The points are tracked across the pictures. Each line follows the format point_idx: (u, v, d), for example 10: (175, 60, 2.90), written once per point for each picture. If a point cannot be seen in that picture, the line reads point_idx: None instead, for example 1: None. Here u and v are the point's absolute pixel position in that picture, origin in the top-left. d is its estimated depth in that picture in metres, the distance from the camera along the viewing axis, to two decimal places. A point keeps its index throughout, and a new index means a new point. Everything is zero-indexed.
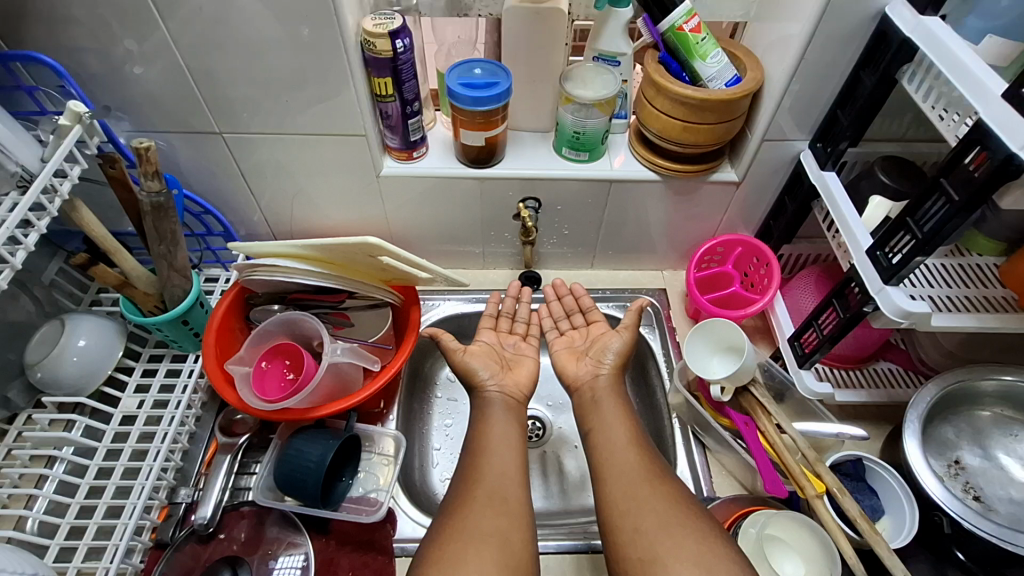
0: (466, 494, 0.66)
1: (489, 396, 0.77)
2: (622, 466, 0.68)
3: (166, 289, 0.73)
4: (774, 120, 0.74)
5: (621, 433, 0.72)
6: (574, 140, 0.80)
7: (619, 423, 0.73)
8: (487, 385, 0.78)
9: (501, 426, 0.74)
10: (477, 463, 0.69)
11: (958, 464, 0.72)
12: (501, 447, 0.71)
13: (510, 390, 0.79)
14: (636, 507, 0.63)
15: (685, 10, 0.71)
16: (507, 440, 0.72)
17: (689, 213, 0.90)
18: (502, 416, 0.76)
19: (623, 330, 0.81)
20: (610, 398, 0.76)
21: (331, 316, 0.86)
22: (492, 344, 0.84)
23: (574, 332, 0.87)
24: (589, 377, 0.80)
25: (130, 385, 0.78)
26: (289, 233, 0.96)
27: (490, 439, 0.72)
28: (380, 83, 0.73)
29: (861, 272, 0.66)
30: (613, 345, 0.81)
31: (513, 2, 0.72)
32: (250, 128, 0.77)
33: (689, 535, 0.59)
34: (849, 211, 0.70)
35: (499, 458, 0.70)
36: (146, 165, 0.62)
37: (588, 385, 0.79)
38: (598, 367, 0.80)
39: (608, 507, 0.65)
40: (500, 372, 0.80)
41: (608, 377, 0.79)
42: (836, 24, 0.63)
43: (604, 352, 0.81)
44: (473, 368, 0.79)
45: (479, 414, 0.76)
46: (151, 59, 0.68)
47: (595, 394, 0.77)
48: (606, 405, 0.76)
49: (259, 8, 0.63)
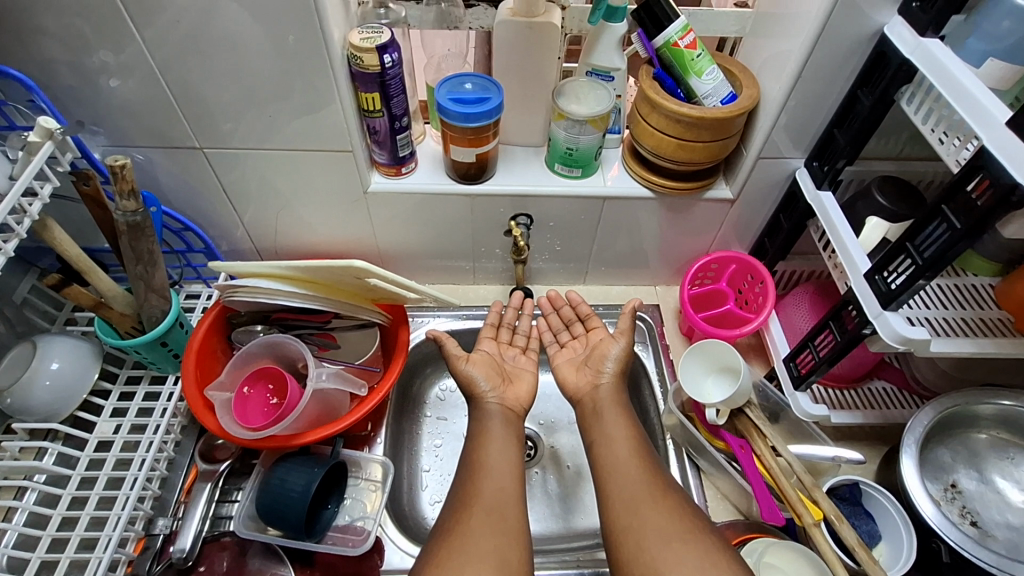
0: (464, 512, 0.65)
1: (488, 407, 0.77)
2: (625, 480, 0.67)
3: (144, 309, 0.73)
4: (770, 137, 0.73)
5: (623, 446, 0.71)
6: (567, 156, 0.79)
7: (621, 435, 0.72)
8: (487, 397, 0.78)
9: (498, 443, 0.73)
10: (474, 481, 0.69)
11: (955, 488, 0.71)
12: (500, 462, 0.71)
13: (509, 403, 0.79)
14: (639, 522, 0.62)
15: (680, 26, 0.69)
16: (505, 458, 0.72)
17: (683, 229, 0.88)
18: (501, 430, 0.75)
19: (620, 335, 0.81)
20: (611, 408, 0.76)
21: (316, 336, 0.81)
22: (493, 354, 0.83)
23: (574, 343, 0.86)
24: (588, 387, 0.79)
25: (107, 409, 0.77)
26: (273, 250, 0.93)
27: (487, 453, 0.72)
28: (368, 98, 0.70)
29: (859, 296, 0.64)
30: (612, 352, 0.80)
31: (505, 15, 0.70)
32: (231, 143, 0.74)
33: (693, 551, 0.58)
34: (847, 233, 0.68)
35: (494, 475, 0.69)
36: (122, 184, 0.62)
37: (589, 395, 0.78)
38: (598, 376, 0.79)
39: (611, 522, 0.64)
40: (500, 384, 0.80)
41: (608, 386, 0.78)
42: (832, 41, 0.62)
43: (604, 360, 0.80)
44: (473, 379, 0.79)
45: (478, 426, 0.76)
46: (128, 71, 0.65)
47: (596, 403, 0.77)
48: (607, 416, 0.75)
49: (243, 14, 0.60)
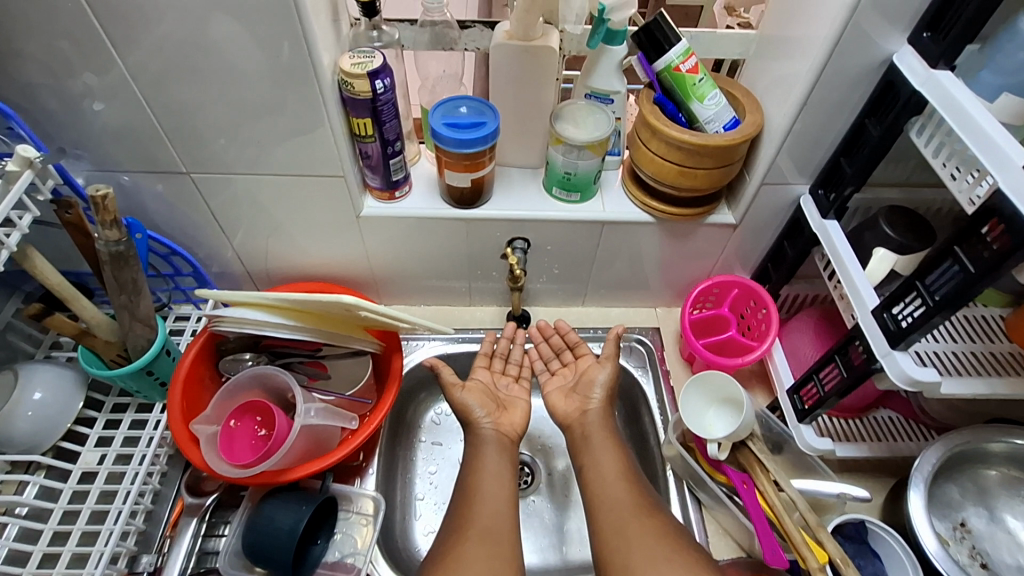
0: (459, 534, 0.68)
1: (483, 433, 0.78)
2: (613, 501, 0.71)
3: (129, 338, 0.71)
4: (774, 165, 0.71)
5: (611, 469, 0.75)
6: (565, 181, 0.77)
7: (609, 459, 0.76)
8: (482, 423, 0.79)
9: (493, 467, 0.75)
10: (469, 508, 0.71)
11: (964, 527, 0.69)
12: (492, 487, 0.73)
13: (504, 428, 0.81)
14: (626, 541, 0.66)
15: (682, 49, 0.67)
16: (499, 482, 0.74)
17: (684, 253, 0.86)
18: (495, 455, 0.77)
19: (606, 361, 0.83)
20: (599, 433, 0.79)
21: (307, 365, 0.78)
22: (486, 384, 0.84)
23: (563, 370, 0.87)
24: (577, 413, 0.82)
25: (92, 438, 0.75)
26: (264, 272, 0.90)
27: (482, 477, 0.74)
28: (359, 123, 0.68)
29: (867, 333, 0.61)
30: (599, 378, 0.82)
31: (501, 39, 0.68)
32: (219, 167, 0.72)
33: (676, 566, 0.62)
34: (853, 265, 0.66)
35: (487, 500, 0.72)
36: (104, 215, 0.60)
37: (577, 421, 0.81)
38: (586, 402, 0.82)
39: (602, 544, 0.68)
40: (495, 411, 0.81)
41: (596, 412, 0.81)
42: (839, 68, 0.60)
43: (591, 386, 0.82)
44: (468, 406, 0.79)
45: (472, 452, 0.78)
46: (112, 95, 0.63)
47: (585, 429, 0.79)
48: (595, 441, 0.78)
49: (233, 28, 0.57)
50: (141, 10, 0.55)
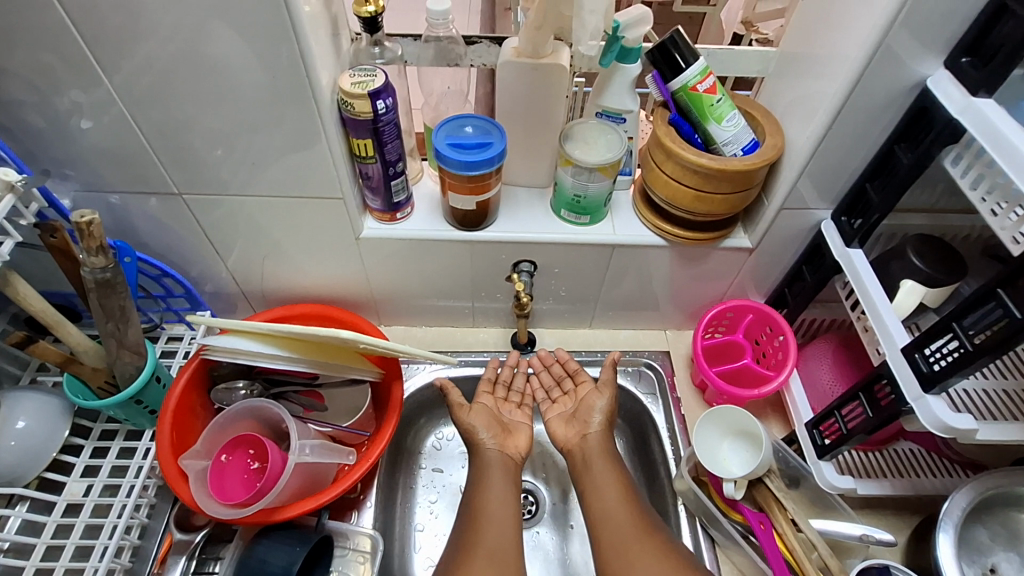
0: (465, 557, 0.66)
1: (487, 455, 0.75)
2: (614, 523, 0.70)
3: (117, 366, 0.68)
4: (794, 189, 0.67)
5: (613, 494, 0.72)
6: (574, 203, 0.73)
7: (610, 480, 0.74)
8: (486, 445, 0.76)
9: (499, 491, 0.73)
10: (472, 533, 0.69)
11: (994, 573, 0.66)
12: (498, 508, 0.71)
13: (509, 451, 0.77)
14: (629, 565, 0.65)
15: (700, 68, 0.63)
16: (505, 504, 0.72)
17: (697, 276, 0.83)
18: (500, 478, 0.74)
19: (604, 387, 0.80)
20: (600, 458, 0.76)
21: (303, 395, 0.75)
22: (490, 408, 0.80)
23: (564, 398, 0.84)
24: (577, 439, 0.79)
25: (78, 467, 0.72)
26: (260, 292, 0.87)
27: (488, 500, 0.72)
28: (360, 144, 0.65)
29: (895, 372, 0.58)
30: (598, 405, 0.79)
31: (509, 55, 0.65)
32: (213, 187, 0.69)
33: None
34: (880, 298, 0.63)
35: (491, 526, 0.69)
36: (89, 241, 0.57)
37: (578, 446, 0.78)
38: (586, 427, 0.79)
39: (605, 569, 0.67)
40: (499, 433, 0.78)
41: (597, 438, 0.78)
42: (868, 91, 0.57)
43: (591, 412, 0.79)
44: (472, 428, 0.77)
45: (477, 475, 0.75)
46: (100, 113, 0.60)
47: (585, 454, 0.77)
48: (596, 466, 0.75)
49: (226, 50, 0.54)
50: (130, 28, 0.52)
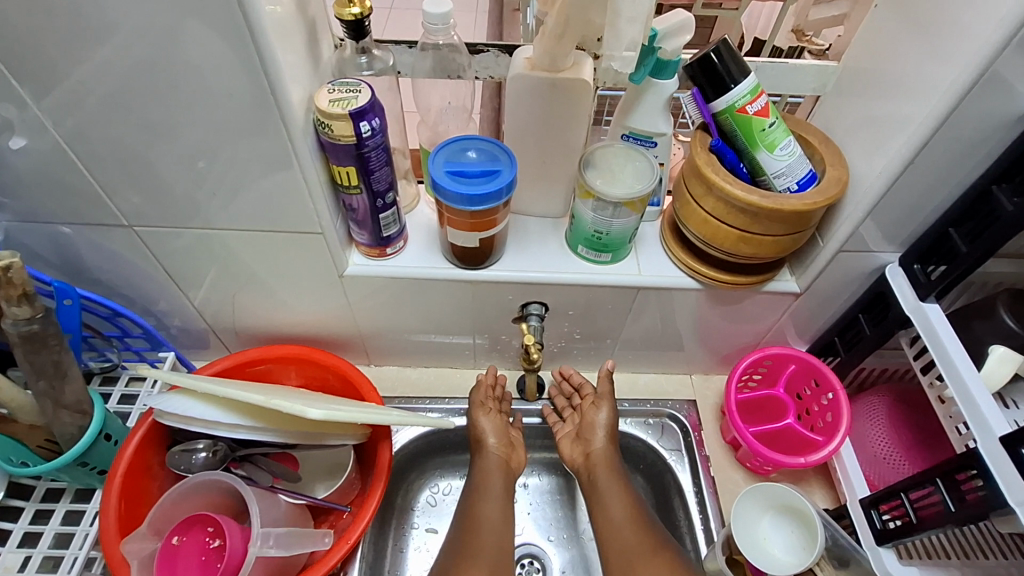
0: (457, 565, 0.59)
1: (490, 457, 0.68)
2: (618, 535, 0.62)
3: (54, 427, 0.58)
4: (857, 230, 0.57)
5: (618, 506, 0.64)
6: (593, 240, 0.63)
7: (615, 493, 0.65)
8: (490, 445, 0.69)
9: (499, 500, 0.66)
10: (468, 541, 0.62)
11: None
12: (498, 518, 0.64)
13: (511, 458, 0.70)
14: None
15: (750, 87, 0.53)
16: (504, 514, 0.65)
17: (732, 320, 0.72)
18: (502, 487, 0.66)
19: (601, 399, 0.72)
20: (610, 476, 0.66)
21: (274, 459, 0.64)
22: (497, 413, 0.72)
23: (572, 416, 0.74)
24: (582, 459, 0.69)
25: (14, 538, 0.62)
26: (234, 330, 0.77)
27: (486, 507, 0.65)
28: (341, 172, 0.55)
29: (992, 467, 0.48)
30: (600, 420, 0.70)
31: (521, 69, 0.55)
32: (171, 219, 0.59)
33: None
34: (968, 371, 0.52)
35: (491, 535, 0.62)
36: (7, 290, 0.47)
37: (583, 466, 0.68)
38: (588, 447, 0.69)
39: None
40: (508, 437, 0.71)
41: (603, 456, 0.68)
42: (960, 121, 0.46)
43: (593, 429, 0.70)
44: (480, 427, 0.70)
45: (477, 478, 0.67)
46: (28, 136, 0.50)
47: (592, 471, 0.67)
48: (603, 482, 0.66)
49: (171, 63, 0.44)
50: (53, 34, 0.42)
